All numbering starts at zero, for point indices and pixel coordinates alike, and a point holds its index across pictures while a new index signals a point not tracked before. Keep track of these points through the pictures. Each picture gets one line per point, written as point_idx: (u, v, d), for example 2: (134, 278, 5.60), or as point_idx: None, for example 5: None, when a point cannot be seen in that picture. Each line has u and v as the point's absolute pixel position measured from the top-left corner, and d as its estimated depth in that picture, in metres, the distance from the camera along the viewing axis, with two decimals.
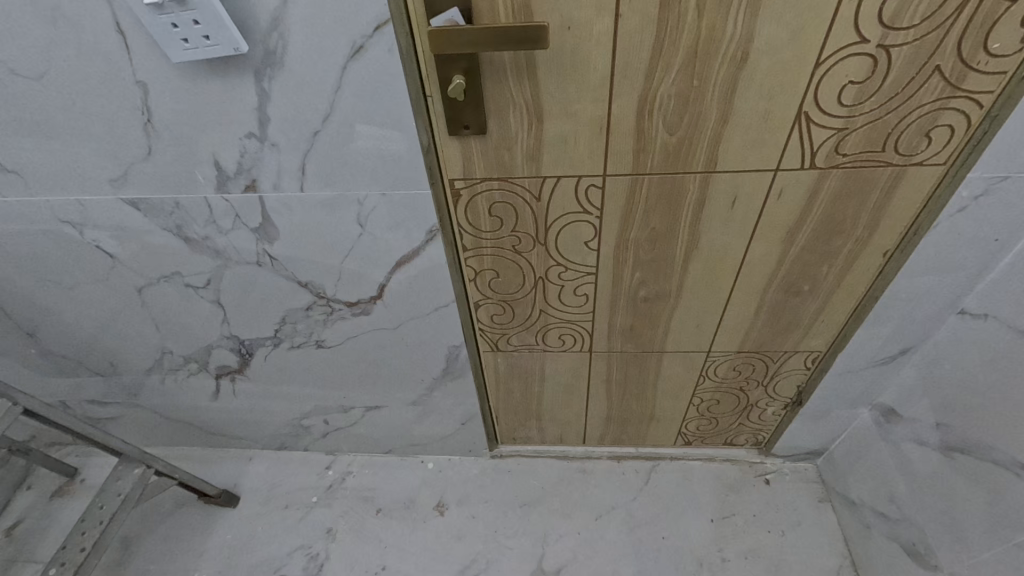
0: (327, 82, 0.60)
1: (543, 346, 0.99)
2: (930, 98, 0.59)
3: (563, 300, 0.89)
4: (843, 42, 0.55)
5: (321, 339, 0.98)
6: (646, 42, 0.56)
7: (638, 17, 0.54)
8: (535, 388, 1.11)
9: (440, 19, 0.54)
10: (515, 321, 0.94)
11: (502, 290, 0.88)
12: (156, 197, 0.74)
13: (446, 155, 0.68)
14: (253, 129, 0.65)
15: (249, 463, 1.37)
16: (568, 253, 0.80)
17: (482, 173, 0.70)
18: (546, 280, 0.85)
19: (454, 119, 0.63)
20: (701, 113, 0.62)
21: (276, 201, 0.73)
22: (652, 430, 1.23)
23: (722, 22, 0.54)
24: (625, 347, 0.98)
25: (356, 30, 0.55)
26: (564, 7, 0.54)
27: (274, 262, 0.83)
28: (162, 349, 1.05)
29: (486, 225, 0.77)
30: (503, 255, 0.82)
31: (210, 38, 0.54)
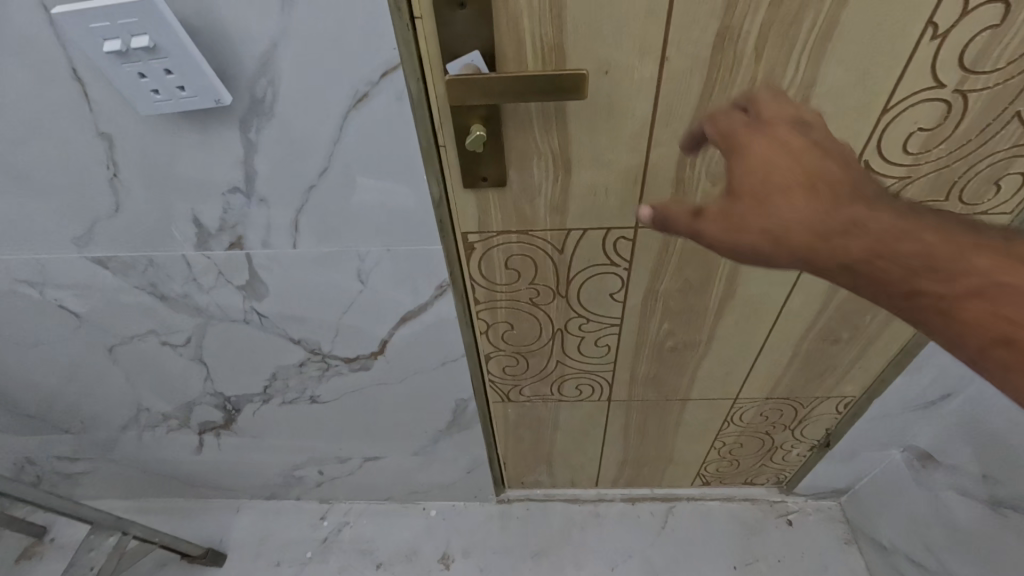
0: (325, 133, 0.51)
1: (558, 396, 0.92)
2: (1005, 146, 0.53)
3: (583, 351, 0.81)
4: (916, 87, 0.49)
5: (316, 394, 0.90)
6: (693, 88, 0.49)
7: (686, 60, 0.47)
8: (547, 435, 1.04)
9: (458, 63, 0.47)
10: (529, 372, 0.86)
11: (516, 343, 0.80)
12: (127, 255, 0.65)
13: (459, 208, 0.60)
14: (238, 184, 0.56)
15: (236, 514, 1.27)
16: (591, 305, 0.73)
17: (499, 226, 0.62)
18: (565, 332, 0.78)
19: (470, 171, 0.55)
20: None
21: (264, 257, 0.65)
22: (669, 472, 1.16)
23: (782, 66, 0.47)
24: (647, 395, 0.91)
25: (359, 76, 0.47)
26: (602, 49, 0.47)
27: (263, 319, 0.74)
28: (138, 405, 0.95)
29: (502, 278, 0.69)
30: (519, 308, 0.74)
31: (186, 89, 0.45)
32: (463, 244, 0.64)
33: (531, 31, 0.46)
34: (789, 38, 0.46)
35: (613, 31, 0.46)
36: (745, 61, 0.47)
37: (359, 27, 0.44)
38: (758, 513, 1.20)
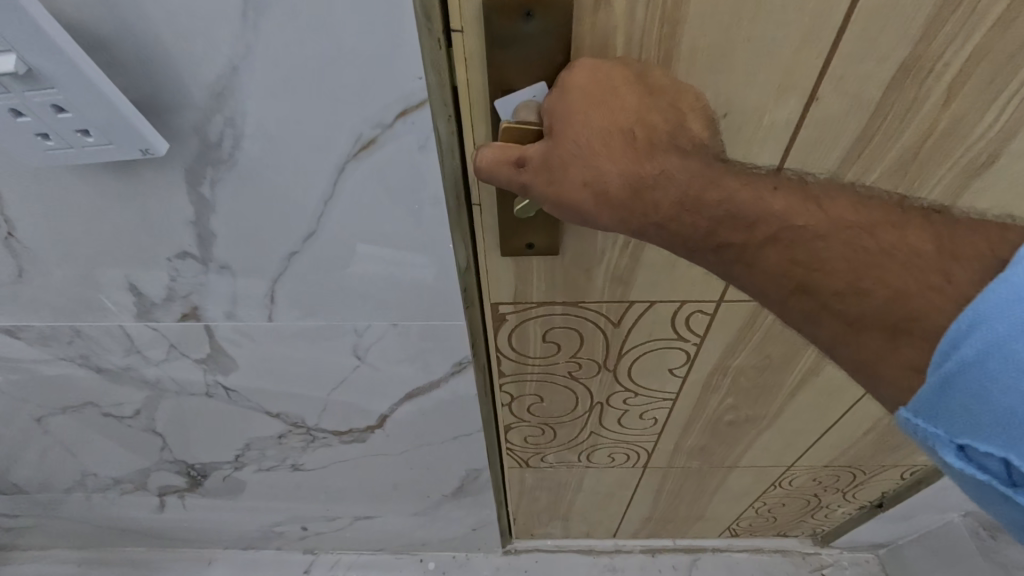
0: (311, 189, 0.36)
1: (586, 462, 0.78)
2: None
3: (624, 424, 0.68)
4: None
5: (298, 463, 0.75)
6: (845, 139, 0.35)
7: (845, 100, 0.34)
8: (567, 496, 0.90)
9: (514, 99, 0.33)
10: (555, 441, 0.72)
11: (544, 414, 0.66)
12: (44, 325, 0.49)
13: (492, 278, 0.45)
14: (188, 248, 0.41)
15: (208, 568, 1.12)
16: (643, 380, 0.59)
17: (540, 297, 0.47)
18: (606, 405, 0.64)
19: (512, 237, 0.40)
20: None
21: (231, 330, 0.49)
22: (696, 526, 1.04)
23: (978, 116, 0.34)
24: (690, 463, 0.78)
25: (363, 114, 0.32)
26: (727, 87, 0.33)
27: (231, 393, 0.59)
28: (83, 471, 0.79)
29: (537, 352, 0.54)
30: (552, 382, 0.59)
31: (90, 133, 0.29)
32: (492, 317, 0.49)
33: (625, 54, 0.32)
34: (1001, 76, 0.32)
35: (745, 57, 0.32)
36: (926, 101, 0.33)
37: (369, 44, 0.29)
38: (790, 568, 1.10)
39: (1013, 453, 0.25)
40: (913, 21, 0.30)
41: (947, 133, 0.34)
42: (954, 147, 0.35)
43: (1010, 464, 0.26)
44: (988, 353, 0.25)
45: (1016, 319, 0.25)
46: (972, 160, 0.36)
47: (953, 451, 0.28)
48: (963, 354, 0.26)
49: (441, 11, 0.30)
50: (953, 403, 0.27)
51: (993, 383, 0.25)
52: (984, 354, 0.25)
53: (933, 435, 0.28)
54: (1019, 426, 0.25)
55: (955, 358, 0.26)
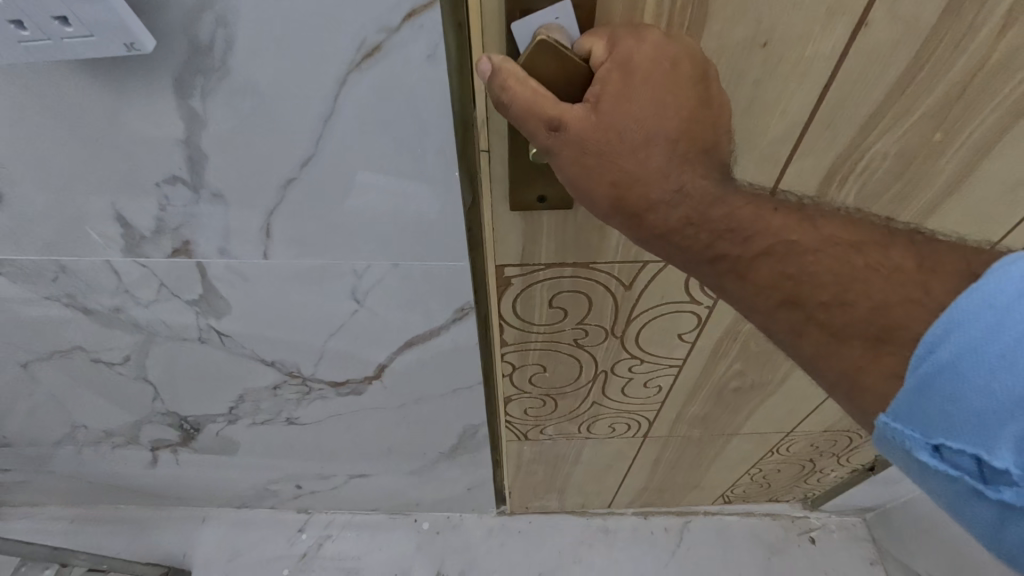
0: (309, 104, 0.34)
1: (585, 434, 0.78)
2: None
3: (627, 393, 0.67)
4: None
5: (293, 416, 0.74)
6: (891, 68, 0.35)
7: (897, 25, 0.33)
8: (565, 469, 0.90)
9: (533, 22, 0.31)
10: (555, 412, 0.72)
11: (546, 385, 0.65)
12: (28, 260, 0.47)
13: (500, 235, 0.43)
14: (179, 172, 0.38)
15: (202, 525, 1.12)
16: (650, 346, 0.58)
17: (549, 257, 0.46)
18: (610, 373, 0.63)
19: (522, 187, 0.38)
20: (926, 182, 0.41)
21: (223, 268, 0.47)
22: (690, 493, 1.04)
23: None
24: (691, 432, 0.78)
25: (365, 16, 0.30)
26: (771, 10, 0.32)
27: (224, 339, 0.57)
28: (73, 423, 0.78)
29: (541, 317, 0.53)
30: (557, 350, 0.58)
31: (69, 23, 0.27)
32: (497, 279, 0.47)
33: None
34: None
35: None
36: (982, 27, 0.32)
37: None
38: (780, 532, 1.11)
39: (986, 449, 0.25)
40: None
41: (998, 69, 0.34)
42: (1003, 84, 0.35)
43: (982, 460, 0.25)
44: (965, 352, 0.26)
45: (990, 319, 0.25)
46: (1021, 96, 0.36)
47: (928, 451, 0.27)
48: (943, 356, 0.26)
49: None
50: (930, 403, 0.27)
51: (971, 381, 0.25)
52: (961, 354, 0.26)
53: (908, 437, 0.28)
54: (997, 421, 0.25)
55: (932, 359, 0.27)
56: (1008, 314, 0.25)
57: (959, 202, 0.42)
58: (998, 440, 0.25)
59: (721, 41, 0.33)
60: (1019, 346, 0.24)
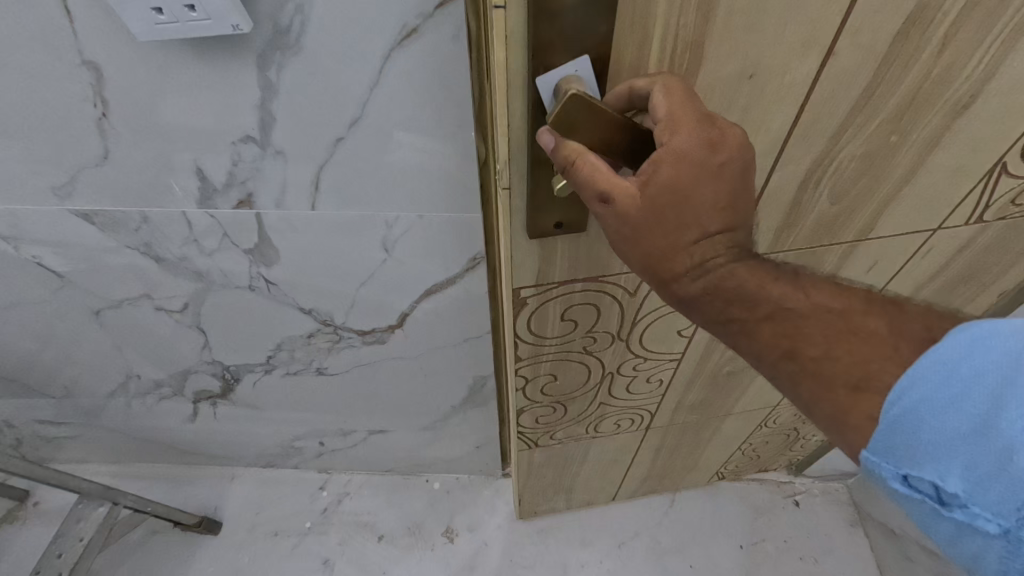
0: (359, 75, 0.43)
1: (592, 434, 0.87)
2: None
3: (631, 390, 0.77)
4: None
5: (323, 366, 0.83)
6: (855, 87, 0.42)
7: (860, 53, 0.40)
8: (573, 468, 0.98)
9: (554, 75, 0.36)
10: (564, 418, 0.80)
11: (557, 392, 0.74)
12: (117, 210, 0.57)
13: (519, 260, 0.51)
14: (251, 132, 0.48)
15: (231, 482, 1.22)
16: (652, 344, 0.68)
17: (562, 277, 0.54)
18: (617, 373, 0.72)
19: (542, 216, 0.46)
20: (884, 172, 0.50)
21: (278, 219, 0.57)
22: (691, 475, 1.13)
23: (964, 60, 0.41)
24: (689, 418, 0.87)
25: (408, 7, 0.39)
26: (756, 48, 0.38)
27: (270, 287, 0.67)
28: (128, 372, 0.88)
29: (555, 329, 0.62)
30: (568, 358, 0.67)
31: (195, 10, 0.38)
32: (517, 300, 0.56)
33: None
34: (984, 31, 0.39)
35: (777, 17, 0.37)
36: (923, 52, 0.40)
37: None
38: (768, 496, 1.19)
39: (944, 479, 0.31)
40: None
41: (937, 81, 0.43)
42: (943, 92, 0.43)
43: (939, 487, 0.32)
44: (922, 400, 0.31)
45: (943, 377, 0.31)
46: (956, 100, 0.44)
47: (899, 480, 0.33)
48: (908, 400, 0.32)
49: None
50: (897, 439, 0.33)
51: (927, 421, 0.31)
52: (920, 401, 0.31)
53: (884, 468, 0.34)
54: (949, 454, 0.31)
55: (899, 404, 0.32)
56: (955, 371, 0.30)
57: (912, 187, 0.52)
58: (950, 469, 0.31)
59: (716, 75, 0.40)
60: (964, 398, 0.30)
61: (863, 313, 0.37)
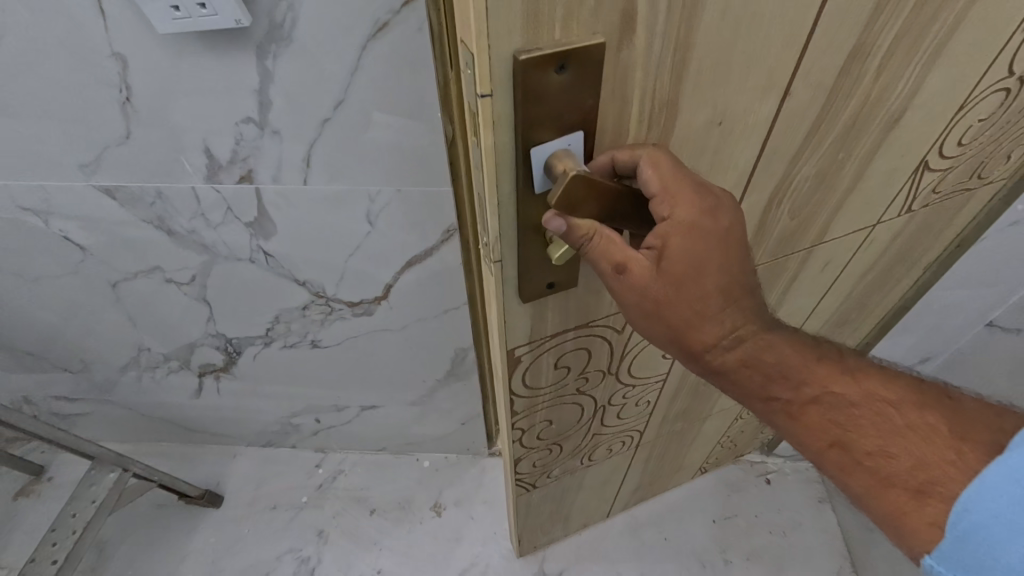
0: (342, 64, 0.52)
1: (587, 462, 0.92)
2: None
3: (621, 416, 0.83)
4: (995, 79, 0.50)
5: (317, 339, 0.91)
6: (808, 120, 0.47)
7: (811, 90, 0.44)
8: (571, 497, 1.02)
9: (544, 150, 0.40)
10: (560, 454, 0.85)
11: (552, 434, 0.78)
12: (136, 185, 0.65)
13: (514, 321, 0.55)
14: (251, 114, 0.56)
15: (232, 460, 1.29)
16: (638, 371, 0.75)
17: (554, 329, 0.59)
18: (609, 404, 0.79)
19: (537, 278, 0.50)
20: (833, 186, 0.55)
21: (274, 194, 0.65)
22: (677, 476, 1.17)
23: (893, 82, 0.46)
24: (674, 427, 0.95)
25: (380, 3, 0.47)
26: (721, 98, 0.42)
27: (268, 259, 0.75)
28: (139, 346, 0.96)
29: (550, 378, 0.67)
30: (564, 399, 0.73)
31: (206, 7, 0.46)
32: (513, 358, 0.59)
33: None
34: (907, 58, 0.45)
35: (739, 70, 0.40)
36: (862, 82, 0.45)
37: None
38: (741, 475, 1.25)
39: None
40: (861, 16, 0.41)
41: (874, 104, 0.48)
42: (879, 110, 0.49)
43: None
44: (989, 518, 0.34)
45: (1011, 498, 0.33)
46: (889, 116, 0.50)
47: None
48: (973, 518, 0.35)
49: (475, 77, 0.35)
50: (965, 552, 0.35)
51: (992, 541, 0.34)
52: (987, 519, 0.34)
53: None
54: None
55: (967, 519, 0.35)
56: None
57: (859, 194, 0.58)
58: None
59: (689, 126, 0.43)
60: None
61: (916, 407, 0.43)
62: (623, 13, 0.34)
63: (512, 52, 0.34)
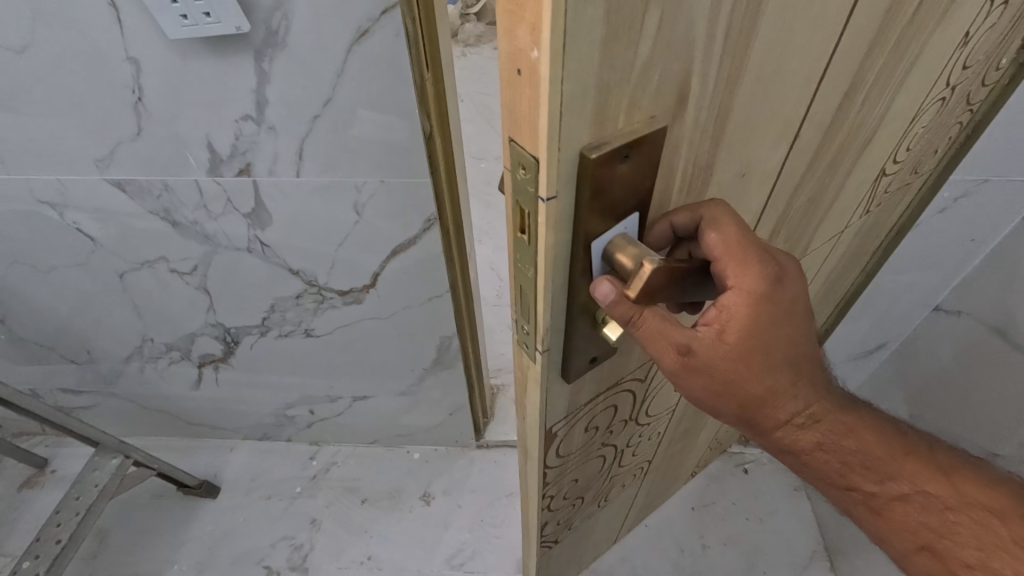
0: (330, 66, 0.59)
1: (602, 503, 0.93)
2: (958, 120, 0.65)
3: (634, 453, 0.86)
4: (936, 93, 0.57)
5: (311, 328, 0.97)
6: (806, 157, 0.50)
7: (813, 133, 0.48)
8: (588, 537, 1.01)
9: (604, 236, 0.39)
10: (581, 505, 0.85)
11: (575, 489, 0.78)
12: (144, 178, 0.72)
13: (553, 397, 0.53)
14: (249, 111, 0.63)
15: (229, 453, 1.34)
16: (653, 410, 0.78)
17: (587, 395, 0.58)
18: (625, 447, 0.81)
19: (582, 355, 0.49)
20: (818, 206, 0.60)
21: (270, 186, 0.72)
22: (674, 485, 1.18)
23: (868, 112, 0.51)
24: (674, 447, 0.99)
25: (361, 12, 0.54)
26: (744, 154, 0.44)
27: (265, 249, 0.81)
28: (143, 336, 1.02)
29: (581, 440, 0.66)
30: (590, 456, 0.72)
31: (211, 16, 0.53)
32: (548, 433, 0.57)
33: None
34: (880, 90, 0.49)
35: (759, 130, 0.43)
36: (848, 116, 0.49)
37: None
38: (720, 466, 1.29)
39: None
40: (850, 66, 0.44)
41: (854, 132, 0.52)
42: (858, 136, 0.53)
43: None
44: None
45: None
46: (863, 138, 0.54)
47: None
48: None
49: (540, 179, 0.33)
50: None
51: None
52: None
53: None
54: None
55: None
56: None
57: (837, 206, 0.62)
58: None
59: (717, 185, 0.45)
60: None
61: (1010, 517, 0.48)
62: (676, 94, 0.35)
63: (579, 148, 0.33)
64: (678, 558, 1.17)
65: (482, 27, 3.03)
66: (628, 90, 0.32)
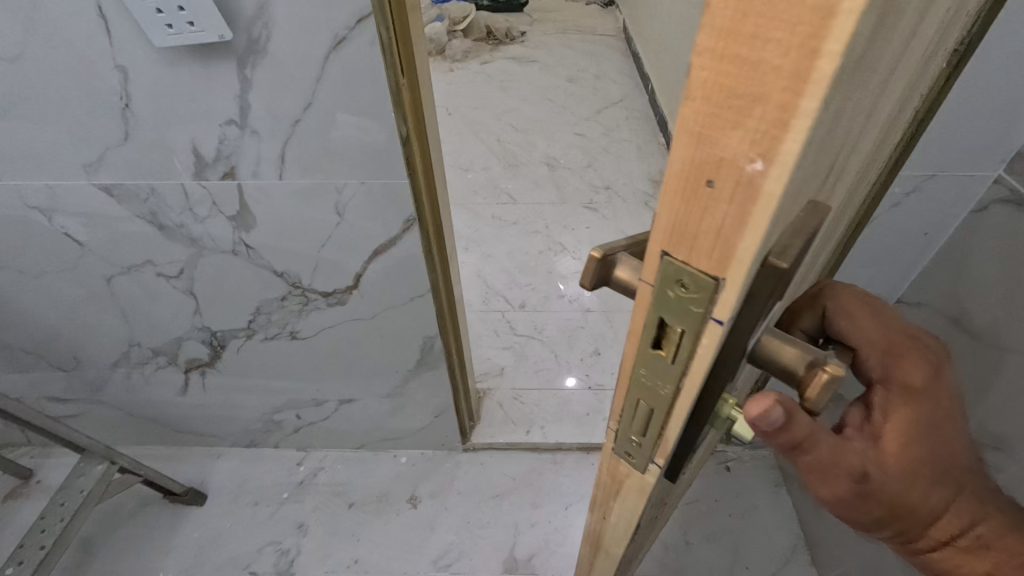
0: (309, 73, 0.62)
1: (643, 548, 0.88)
2: (919, 120, 0.69)
3: (679, 493, 0.84)
4: (917, 101, 0.59)
5: (296, 330, 0.99)
6: (856, 185, 0.49)
7: (869, 164, 0.47)
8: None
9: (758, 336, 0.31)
10: (633, 561, 0.80)
11: (634, 552, 0.73)
12: (131, 183, 0.74)
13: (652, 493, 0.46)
14: (233, 116, 0.66)
15: (217, 460, 1.35)
16: (700, 454, 0.76)
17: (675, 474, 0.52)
18: (675, 494, 0.78)
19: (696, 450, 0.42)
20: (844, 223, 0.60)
21: (254, 189, 0.74)
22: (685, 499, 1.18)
23: (894, 131, 0.51)
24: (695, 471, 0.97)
25: (338, 21, 0.58)
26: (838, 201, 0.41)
27: (250, 252, 0.84)
28: (130, 341, 1.04)
29: (655, 511, 0.61)
30: (652, 519, 0.68)
31: (195, 25, 0.57)
32: (640, 520, 0.51)
33: None
34: (906, 112, 0.50)
35: (853, 174, 0.40)
36: (887, 142, 0.49)
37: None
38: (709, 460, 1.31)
39: None
40: (907, 97, 0.43)
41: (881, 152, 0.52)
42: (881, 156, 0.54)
43: None
44: None
45: None
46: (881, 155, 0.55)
47: None
48: None
49: (722, 299, 0.25)
50: None
51: None
52: None
53: None
54: None
55: None
56: None
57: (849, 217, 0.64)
58: None
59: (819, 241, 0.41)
60: None
61: None
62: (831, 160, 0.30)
63: (771, 253, 0.25)
64: (662, 555, 1.19)
65: (469, 43, 3.11)
66: (815, 170, 0.26)
